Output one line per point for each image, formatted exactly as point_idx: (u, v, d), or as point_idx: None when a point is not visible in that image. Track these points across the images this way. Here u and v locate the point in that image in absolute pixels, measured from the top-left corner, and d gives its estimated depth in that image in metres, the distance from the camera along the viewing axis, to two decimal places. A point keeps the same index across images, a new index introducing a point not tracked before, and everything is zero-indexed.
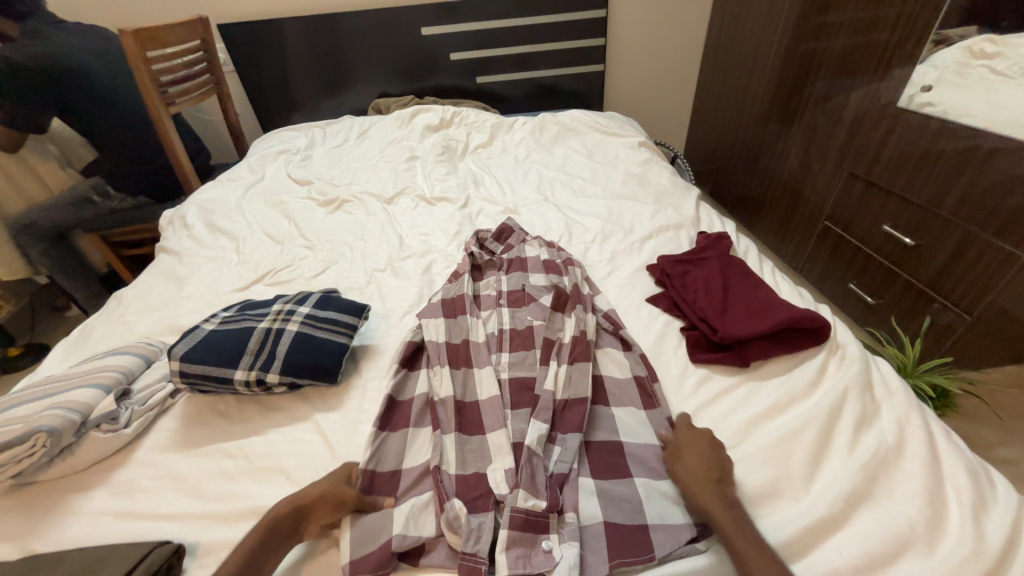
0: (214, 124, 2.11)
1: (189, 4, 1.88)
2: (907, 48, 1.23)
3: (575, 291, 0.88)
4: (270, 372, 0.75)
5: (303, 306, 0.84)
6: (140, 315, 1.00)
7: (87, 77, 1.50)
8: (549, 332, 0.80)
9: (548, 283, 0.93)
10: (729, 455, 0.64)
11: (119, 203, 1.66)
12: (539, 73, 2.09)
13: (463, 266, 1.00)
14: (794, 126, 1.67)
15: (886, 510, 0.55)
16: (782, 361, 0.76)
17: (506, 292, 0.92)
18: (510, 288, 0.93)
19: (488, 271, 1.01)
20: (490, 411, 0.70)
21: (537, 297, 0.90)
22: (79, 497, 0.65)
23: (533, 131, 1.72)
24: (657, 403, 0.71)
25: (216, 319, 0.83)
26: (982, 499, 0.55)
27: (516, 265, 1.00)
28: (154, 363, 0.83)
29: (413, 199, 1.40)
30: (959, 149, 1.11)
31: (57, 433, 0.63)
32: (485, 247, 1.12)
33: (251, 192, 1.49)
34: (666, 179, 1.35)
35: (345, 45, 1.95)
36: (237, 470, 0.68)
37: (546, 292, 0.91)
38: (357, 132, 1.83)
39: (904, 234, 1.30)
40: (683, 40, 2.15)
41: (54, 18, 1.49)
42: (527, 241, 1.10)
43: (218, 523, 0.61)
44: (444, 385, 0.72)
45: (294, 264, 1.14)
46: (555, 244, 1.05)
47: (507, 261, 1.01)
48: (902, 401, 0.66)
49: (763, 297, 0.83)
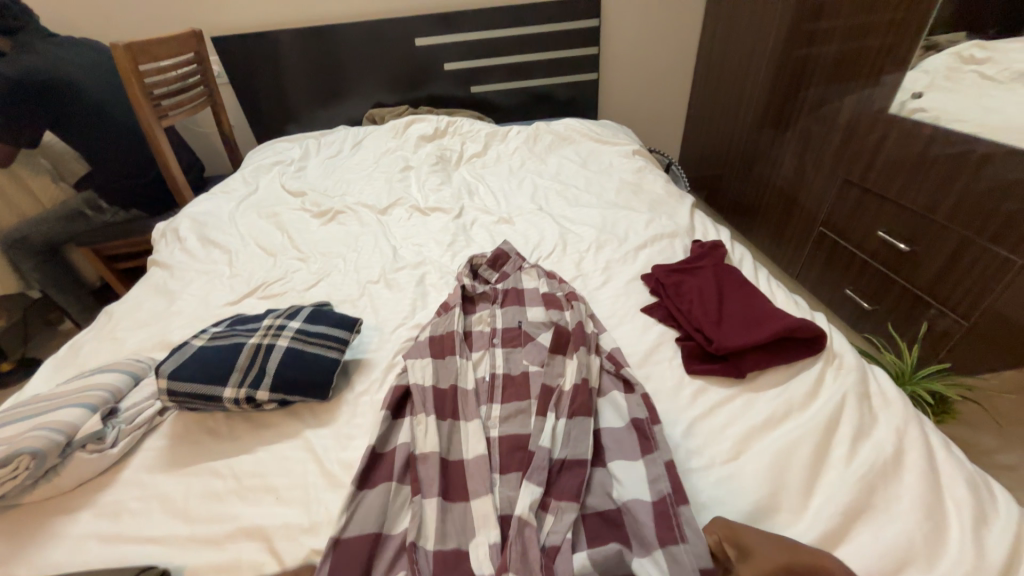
0: (209, 136, 2.11)
1: (184, 17, 1.89)
2: (898, 56, 1.24)
3: (576, 329, 0.80)
4: (260, 389, 0.74)
5: (294, 320, 0.83)
6: (130, 330, 0.99)
7: (79, 91, 1.50)
8: (547, 379, 0.74)
9: (547, 318, 0.88)
10: (727, 469, 0.63)
11: (111, 217, 1.68)
12: (533, 82, 2.10)
13: (455, 297, 0.94)
14: (788, 133, 1.68)
15: (886, 525, 0.54)
16: (777, 372, 0.75)
17: (501, 330, 0.86)
18: (505, 324, 0.88)
19: (481, 303, 0.95)
20: (476, 473, 0.63)
21: (534, 335, 0.84)
22: (63, 520, 0.64)
23: (527, 140, 1.72)
24: (655, 447, 0.63)
25: (206, 335, 0.82)
26: (982, 511, 0.54)
27: (513, 297, 0.95)
28: (143, 380, 0.82)
29: (407, 209, 1.40)
30: (953, 155, 1.12)
31: (41, 456, 0.62)
32: (479, 275, 1.06)
33: (245, 204, 1.48)
34: (660, 187, 1.35)
35: (340, 56, 1.95)
36: (225, 490, 0.66)
37: (545, 329, 0.85)
38: (352, 143, 1.84)
39: (900, 240, 1.29)
40: (676, 48, 2.17)
41: (45, 32, 1.50)
42: (526, 270, 1.03)
43: (205, 546, 0.60)
44: (427, 440, 0.67)
45: (286, 276, 1.13)
46: (556, 276, 0.99)
47: (502, 293, 0.95)
48: (899, 410, 0.65)
49: (758, 307, 0.82)
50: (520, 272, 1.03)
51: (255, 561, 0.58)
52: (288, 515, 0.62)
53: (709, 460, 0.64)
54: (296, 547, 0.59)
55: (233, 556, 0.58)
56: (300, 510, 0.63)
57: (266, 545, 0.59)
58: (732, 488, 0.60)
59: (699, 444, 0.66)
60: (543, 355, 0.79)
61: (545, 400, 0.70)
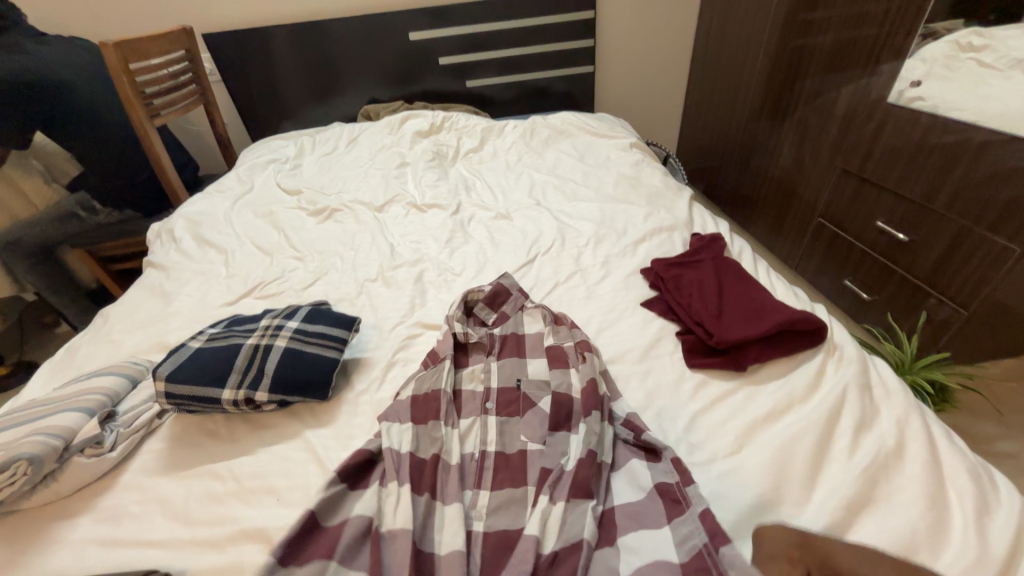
0: (202, 135, 2.09)
1: (174, 14, 1.86)
2: (896, 43, 1.23)
3: (589, 390, 0.70)
4: (258, 390, 0.73)
5: (292, 320, 0.83)
6: (127, 333, 0.98)
7: (68, 90, 1.48)
8: (546, 461, 0.65)
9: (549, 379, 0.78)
10: (728, 462, 0.63)
11: (105, 218, 1.69)
12: (528, 76, 2.08)
13: (446, 345, 0.82)
14: (786, 124, 1.67)
15: (889, 517, 0.54)
16: (778, 364, 0.75)
17: (496, 391, 0.76)
18: (502, 384, 0.78)
19: (474, 354, 0.84)
20: (451, 573, 0.54)
21: (535, 403, 0.74)
22: (62, 525, 0.64)
23: (524, 135, 1.71)
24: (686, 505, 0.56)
25: (203, 336, 0.82)
26: (985, 502, 0.54)
27: (511, 346, 0.85)
28: (141, 382, 0.82)
29: (404, 206, 1.39)
30: (952, 144, 1.11)
31: (37, 461, 0.61)
32: (473, 314, 0.92)
33: (240, 203, 1.47)
34: (659, 180, 1.34)
35: (333, 52, 1.93)
36: (226, 492, 0.66)
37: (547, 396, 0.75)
38: (347, 140, 1.82)
39: (900, 230, 1.29)
40: (672, 39, 2.15)
41: (32, 31, 1.48)
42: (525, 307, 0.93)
43: (205, 549, 0.60)
44: (397, 515, 0.58)
45: (283, 276, 1.12)
46: (562, 321, 0.86)
47: (499, 342, 0.85)
48: (901, 401, 0.65)
49: (758, 299, 0.82)
50: (518, 308, 0.93)
51: (257, 563, 0.57)
52: (289, 516, 0.62)
53: (711, 455, 0.64)
54: None
55: (235, 558, 0.58)
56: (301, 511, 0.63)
57: (268, 547, 0.59)
58: (734, 482, 0.60)
59: (700, 439, 0.66)
60: (544, 431, 0.69)
61: (541, 483, 0.62)
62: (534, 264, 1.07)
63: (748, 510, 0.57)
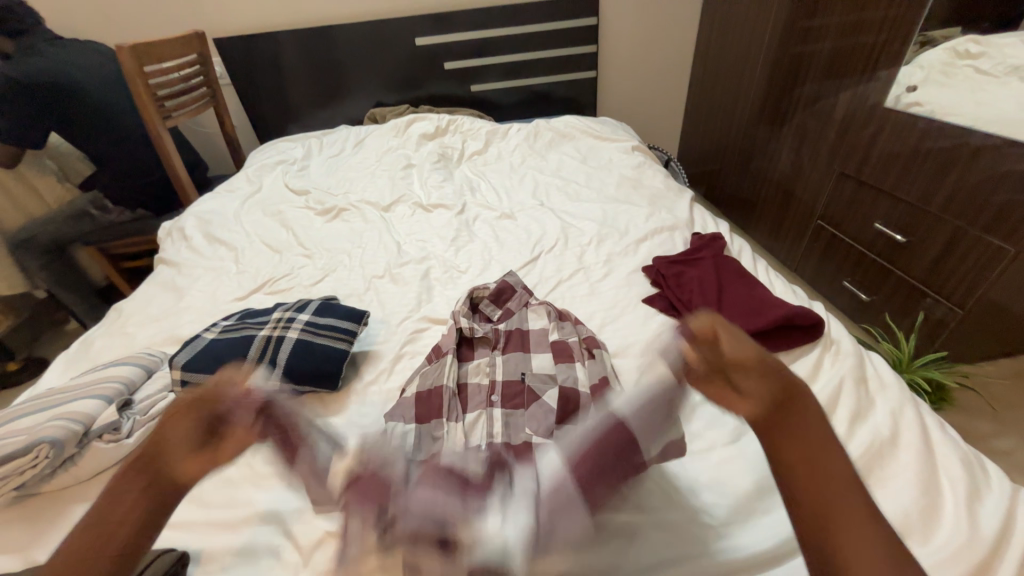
0: (211, 137, 2.13)
1: (186, 19, 1.91)
2: (893, 49, 1.25)
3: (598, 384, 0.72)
4: (271, 379, 0.75)
5: (303, 313, 0.85)
6: (141, 326, 1.01)
7: (83, 92, 1.51)
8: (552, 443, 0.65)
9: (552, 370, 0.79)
10: (728, 450, 0.64)
11: (117, 216, 1.70)
12: (532, 81, 2.12)
13: (449, 341, 0.85)
14: (785, 128, 1.70)
15: (883, 501, 0.56)
16: (777, 358, 0.77)
17: (500, 385, 0.78)
18: (506, 377, 0.79)
19: (479, 349, 0.87)
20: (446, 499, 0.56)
21: (540, 395, 0.74)
22: (82, 507, 0.66)
23: (527, 138, 1.74)
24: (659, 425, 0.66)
25: (217, 329, 0.84)
26: (975, 488, 0.56)
27: (516, 341, 0.86)
28: (155, 372, 0.84)
29: (410, 206, 1.42)
30: (947, 148, 1.13)
31: (59, 445, 0.64)
32: (478, 311, 0.95)
33: (249, 203, 1.50)
34: (660, 181, 1.37)
35: (341, 56, 1.97)
36: (240, 477, 0.68)
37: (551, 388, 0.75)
38: (353, 141, 1.85)
39: (897, 232, 1.31)
40: (674, 45, 2.18)
41: (48, 35, 1.51)
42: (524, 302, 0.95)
43: (221, 530, 0.62)
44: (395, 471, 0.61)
45: (292, 272, 1.15)
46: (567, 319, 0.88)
47: (504, 336, 0.87)
48: (896, 394, 0.67)
49: (757, 296, 0.84)
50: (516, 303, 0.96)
51: (271, 543, 0.59)
52: (301, 500, 0.64)
53: (710, 443, 0.66)
54: (310, 529, 0.60)
55: (249, 538, 0.60)
56: (313, 494, 0.65)
57: (281, 529, 0.61)
58: (734, 469, 0.62)
59: (700, 428, 0.68)
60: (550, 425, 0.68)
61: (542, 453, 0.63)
62: (538, 262, 1.09)
63: (747, 496, 0.59)
